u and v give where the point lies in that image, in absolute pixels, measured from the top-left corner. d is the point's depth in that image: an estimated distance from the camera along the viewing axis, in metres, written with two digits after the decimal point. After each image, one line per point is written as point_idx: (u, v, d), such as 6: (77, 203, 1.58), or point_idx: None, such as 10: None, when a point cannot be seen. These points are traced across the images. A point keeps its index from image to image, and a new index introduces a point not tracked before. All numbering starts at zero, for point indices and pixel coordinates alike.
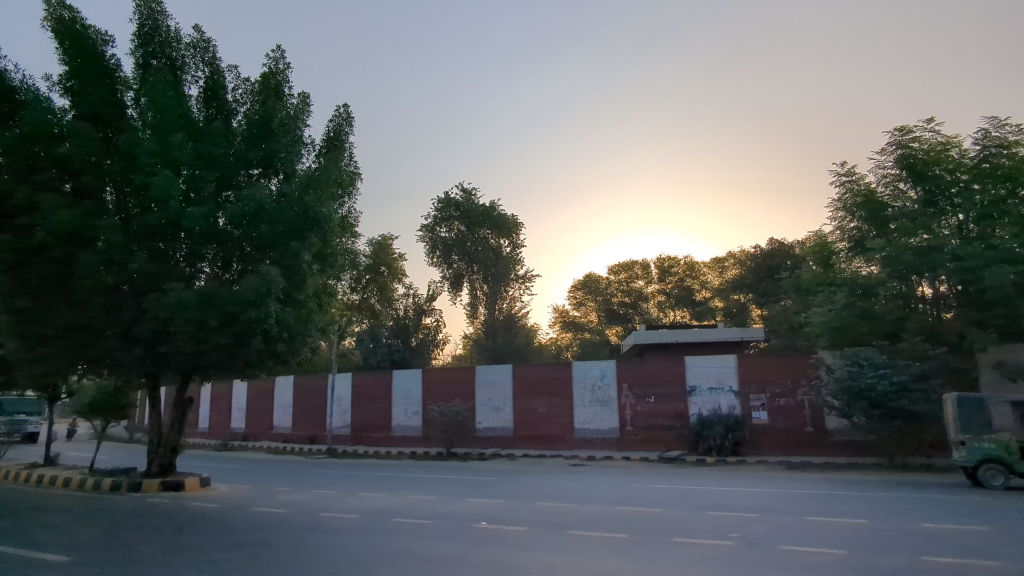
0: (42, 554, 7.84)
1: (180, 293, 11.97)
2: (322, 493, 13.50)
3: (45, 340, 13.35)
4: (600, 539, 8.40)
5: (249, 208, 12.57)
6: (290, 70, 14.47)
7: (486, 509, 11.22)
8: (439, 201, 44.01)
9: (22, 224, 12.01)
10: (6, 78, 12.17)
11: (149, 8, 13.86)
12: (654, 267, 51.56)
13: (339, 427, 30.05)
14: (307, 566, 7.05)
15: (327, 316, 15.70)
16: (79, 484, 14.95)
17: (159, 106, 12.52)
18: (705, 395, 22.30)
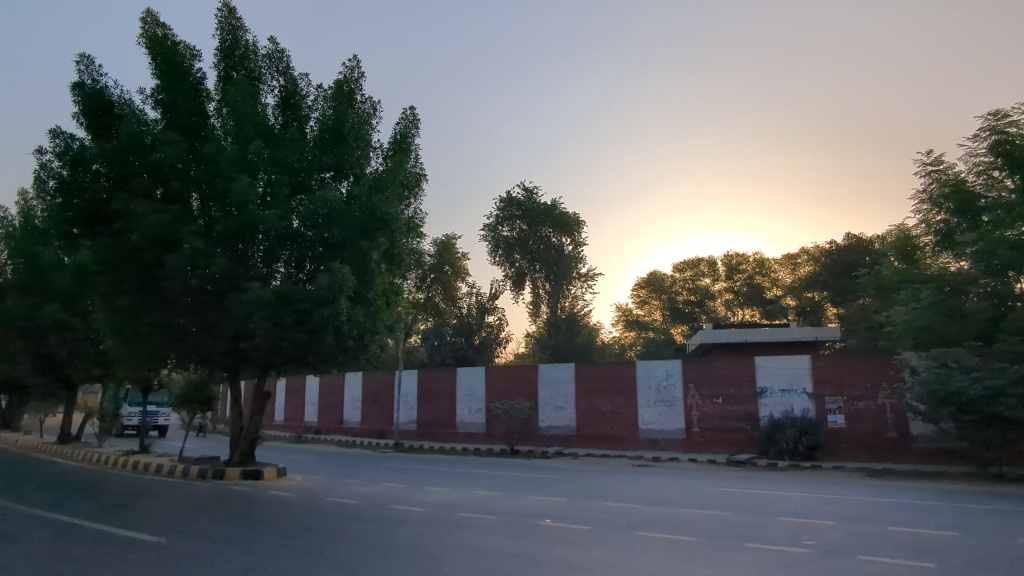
0: (140, 534, 8.46)
1: (258, 293, 12.67)
2: (391, 486, 13.93)
3: (140, 336, 14.43)
4: (667, 541, 8.26)
5: (321, 210, 13.10)
6: (362, 77, 15.00)
7: (550, 507, 11.28)
8: (501, 200, 44.13)
9: (120, 229, 13.02)
10: (106, 94, 13.18)
11: (231, 24, 14.69)
12: (721, 265, 50.10)
13: (406, 422, 30.82)
14: (378, 555, 7.30)
15: (394, 314, 16.15)
16: (170, 470, 16.02)
17: (239, 115, 13.23)
18: (777, 396, 21.47)
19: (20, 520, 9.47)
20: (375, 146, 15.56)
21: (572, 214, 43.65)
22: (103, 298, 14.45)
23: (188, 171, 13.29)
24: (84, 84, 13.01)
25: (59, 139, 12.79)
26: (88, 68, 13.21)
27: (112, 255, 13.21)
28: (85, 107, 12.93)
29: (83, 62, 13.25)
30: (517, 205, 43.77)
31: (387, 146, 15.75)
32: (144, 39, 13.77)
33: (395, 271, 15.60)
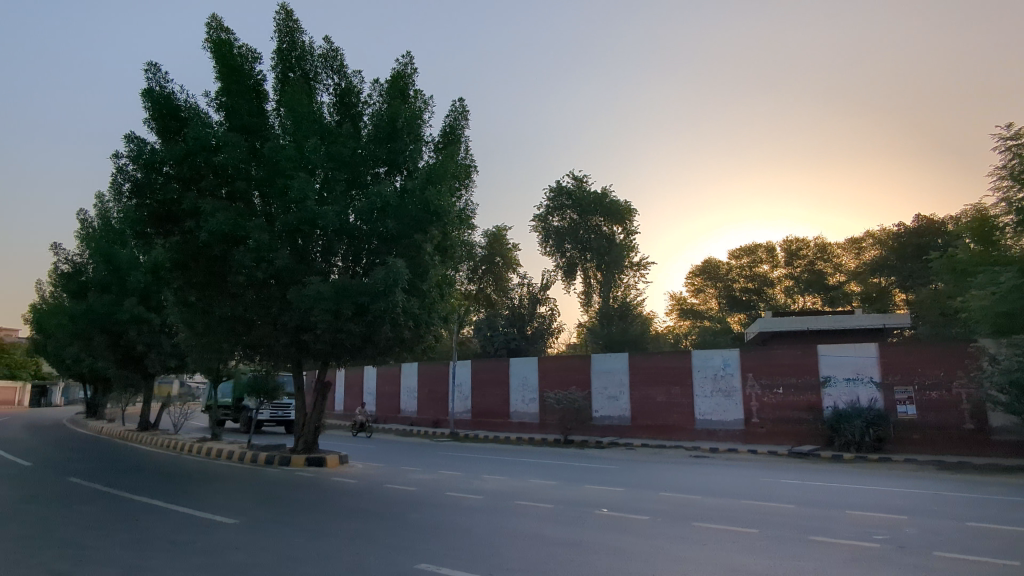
0: (216, 516, 8.97)
1: (319, 287, 13.10)
2: (449, 474, 14.19)
3: (212, 328, 15.31)
4: (727, 532, 8.09)
5: (376, 204, 13.40)
6: (415, 72, 15.19)
7: (607, 496, 11.25)
8: (551, 190, 43.81)
9: (189, 228, 13.71)
10: (173, 99, 13.83)
11: (289, 26, 15.12)
12: (780, 251, 48.26)
13: (461, 412, 31.28)
14: (440, 540, 7.49)
15: (449, 305, 16.36)
16: (240, 457, 16.82)
17: (296, 115, 13.63)
18: (842, 386, 20.69)
19: (107, 500, 10.17)
20: (427, 139, 15.76)
21: (624, 202, 43.04)
22: (177, 293, 15.33)
23: (250, 170, 13.81)
24: (154, 91, 13.68)
25: (132, 143, 13.50)
26: (157, 75, 13.88)
27: (183, 252, 13.96)
28: (155, 112, 13.61)
29: (152, 70, 13.93)
30: (567, 195, 43.36)
31: (438, 138, 15.92)
32: (208, 44, 14.36)
33: (447, 262, 15.80)
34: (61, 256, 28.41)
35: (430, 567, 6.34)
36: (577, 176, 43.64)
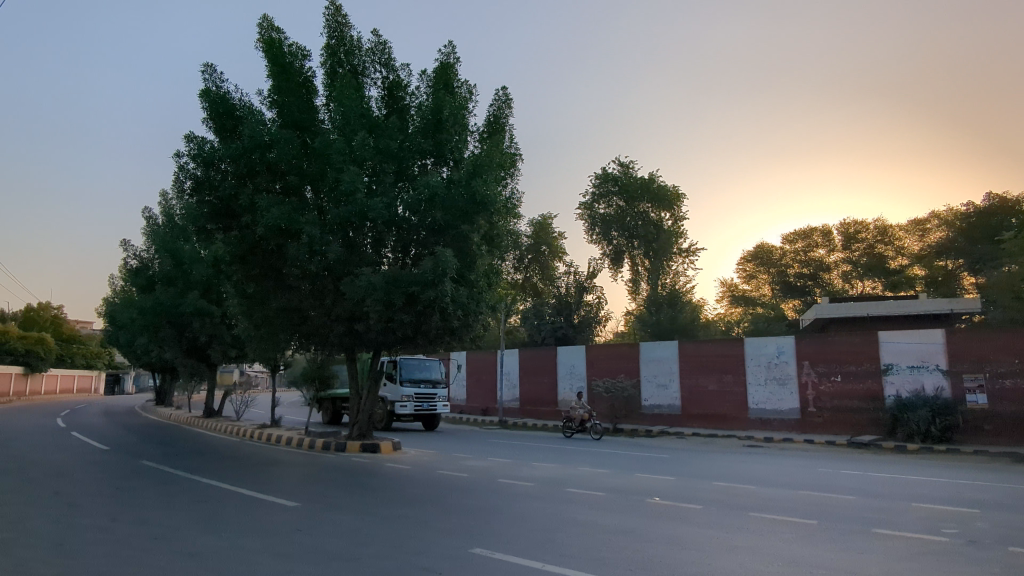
0: (278, 499, 9.38)
1: (370, 278, 13.37)
2: (500, 462, 14.34)
3: (270, 319, 15.91)
4: (784, 523, 7.92)
5: (424, 194, 13.57)
6: (459, 62, 15.27)
7: (659, 484, 11.17)
8: (596, 177, 43.28)
9: (246, 223, 14.21)
10: (228, 98, 14.32)
11: (337, 22, 15.41)
12: (837, 234, 46.33)
13: (509, 400, 31.51)
14: (492, 526, 7.62)
15: (496, 294, 16.46)
16: (299, 443, 17.44)
17: (346, 109, 13.90)
18: (905, 374, 19.81)
19: (178, 483, 10.74)
20: (471, 129, 15.84)
21: (671, 188, 42.19)
22: (237, 285, 15.97)
23: (302, 165, 14.17)
24: (211, 91, 14.20)
25: (192, 143, 14.06)
26: (213, 76, 14.39)
27: (241, 246, 14.50)
28: (213, 112, 14.13)
29: (208, 71, 14.46)
30: (613, 180, 42.73)
31: (483, 128, 15.98)
32: (260, 43, 14.80)
33: (494, 251, 15.88)
34: (130, 252, 29.93)
35: (483, 551, 6.47)
36: (623, 162, 42.97)
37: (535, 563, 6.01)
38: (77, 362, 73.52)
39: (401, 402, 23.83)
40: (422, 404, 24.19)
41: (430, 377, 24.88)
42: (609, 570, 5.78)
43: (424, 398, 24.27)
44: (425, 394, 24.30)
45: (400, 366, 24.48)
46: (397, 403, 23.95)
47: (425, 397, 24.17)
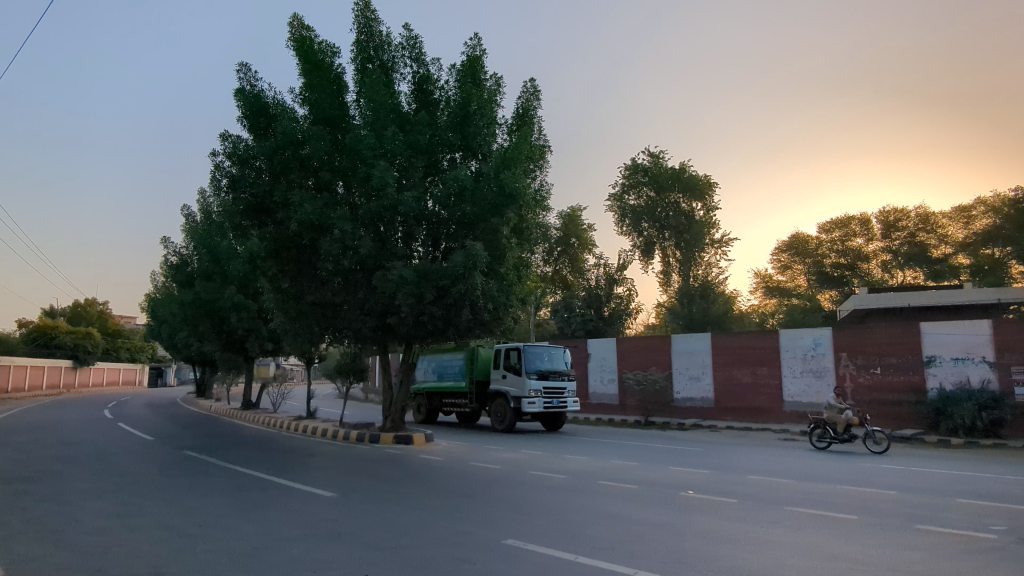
0: (316, 489, 9.60)
1: (401, 271, 13.48)
2: (531, 454, 14.38)
3: (305, 313, 16.23)
4: (822, 517, 7.78)
5: (453, 188, 13.62)
6: (486, 55, 15.27)
7: (692, 477, 11.08)
8: (626, 167, 42.74)
9: (280, 219, 14.49)
10: (262, 97, 14.59)
11: (367, 18, 15.52)
12: (876, 223, 44.90)
13: None
14: (524, 517, 7.67)
15: (526, 287, 16.48)
16: (333, 435, 17.77)
17: (376, 104, 14.01)
18: (949, 366, 19.18)
19: (219, 473, 11.08)
20: (500, 122, 15.84)
21: (703, 176, 41.43)
22: (273, 280, 16.31)
23: (334, 160, 14.36)
24: (245, 90, 14.50)
25: (228, 141, 14.39)
26: (247, 75, 14.68)
27: (276, 242, 14.79)
28: (247, 110, 14.41)
29: (243, 70, 14.75)
30: (643, 171, 42.18)
31: (511, 120, 15.96)
32: (292, 42, 15.04)
33: (524, 244, 15.87)
34: (170, 248, 30.80)
35: (516, 542, 6.52)
36: (653, 152, 42.35)
37: (568, 555, 6.03)
38: (122, 355, 76.23)
39: (528, 398, 19.40)
40: (551, 401, 19.91)
41: (557, 367, 20.38)
42: (642, 563, 5.78)
43: (553, 394, 19.85)
44: (554, 388, 19.88)
45: (524, 355, 19.96)
46: (523, 399, 19.50)
47: (554, 392, 19.75)
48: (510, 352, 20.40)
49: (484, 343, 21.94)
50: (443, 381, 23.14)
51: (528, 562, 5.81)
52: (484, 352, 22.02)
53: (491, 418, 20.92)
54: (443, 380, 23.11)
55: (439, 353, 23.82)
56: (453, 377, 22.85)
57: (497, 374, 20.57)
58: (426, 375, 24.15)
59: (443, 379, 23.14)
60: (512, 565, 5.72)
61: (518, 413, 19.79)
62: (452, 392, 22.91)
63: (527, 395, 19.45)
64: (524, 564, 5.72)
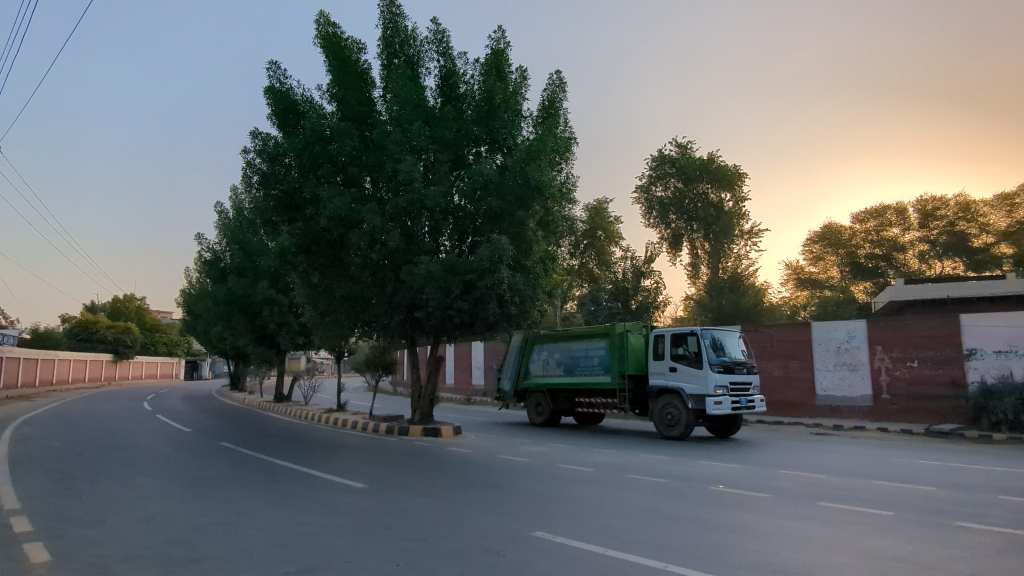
0: (347, 480, 9.78)
1: (428, 265, 13.57)
2: (559, 447, 14.40)
3: (334, 306, 16.47)
4: (858, 513, 7.64)
5: (479, 182, 13.65)
6: (510, 47, 15.24)
7: (723, 472, 10.97)
8: (653, 158, 42.20)
9: (310, 215, 14.70)
10: (291, 94, 14.81)
11: (392, 13, 15.60)
12: (913, 212, 43.47)
13: None
14: (553, 509, 7.71)
15: (553, 280, 16.44)
16: (364, 427, 18.04)
17: (402, 100, 14.11)
18: (990, 359, 18.59)
19: (254, 464, 11.36)
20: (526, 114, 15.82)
21: (732, 167, 40.70)
22: (303, 274, 16.58)
23: (361, 155, 14.48)
24: (275, 88, 14.72)
25: (258, 139, 14.65)
26: (276, 73, 14.91)
27: (306, 237, 15.02)
28: (277, 108, 14.64)
29: (272, 68, 14.97)
30: (670, 162, 41.55)
31: (536, 113, 15.91)
32: (320, 39, 15.21)
33: (550, 237, 15.84)
34: (204, 245, 31.47)
35: (546, 535, 6.56)
36: (680, 143, 41.71)
37: (598, 548, 6.02)
38: (160, 349, 78.52)
39: (713, 398, 15.48)
40: (738, 401, 15.93)
41: (739, 359, 16.43)
42: (673, 557, 5.74)
43: (738, 391, 15.95)
44: (738, 384, 15.99)
45: (702, 342, 15.99)
46: (708, 398, 15.56)
47: (739, 389, 15.93)
48: (681, 340, 16.49)
49: (635, 329, 18.03)
50: (578, 375, 19.29)
51: (559, 554, 5.82)
52: (635, 340, 18.03)
53: (654, 421, 16.93)
54: (580, 373, 19.26)
55: (567, 342, 19.92)
56: (593, 370, 18.98)
57: (664, 367, 16.63)
58: (551, 369, 20.32)
59: (578, 374, 19.33)
60: (542, 557, 5.74)
61: (698, 414, 15.85)
62: (592, 389, 19.05)
63: (712, 393, 15.55)
64: (555, 557, 5.74)
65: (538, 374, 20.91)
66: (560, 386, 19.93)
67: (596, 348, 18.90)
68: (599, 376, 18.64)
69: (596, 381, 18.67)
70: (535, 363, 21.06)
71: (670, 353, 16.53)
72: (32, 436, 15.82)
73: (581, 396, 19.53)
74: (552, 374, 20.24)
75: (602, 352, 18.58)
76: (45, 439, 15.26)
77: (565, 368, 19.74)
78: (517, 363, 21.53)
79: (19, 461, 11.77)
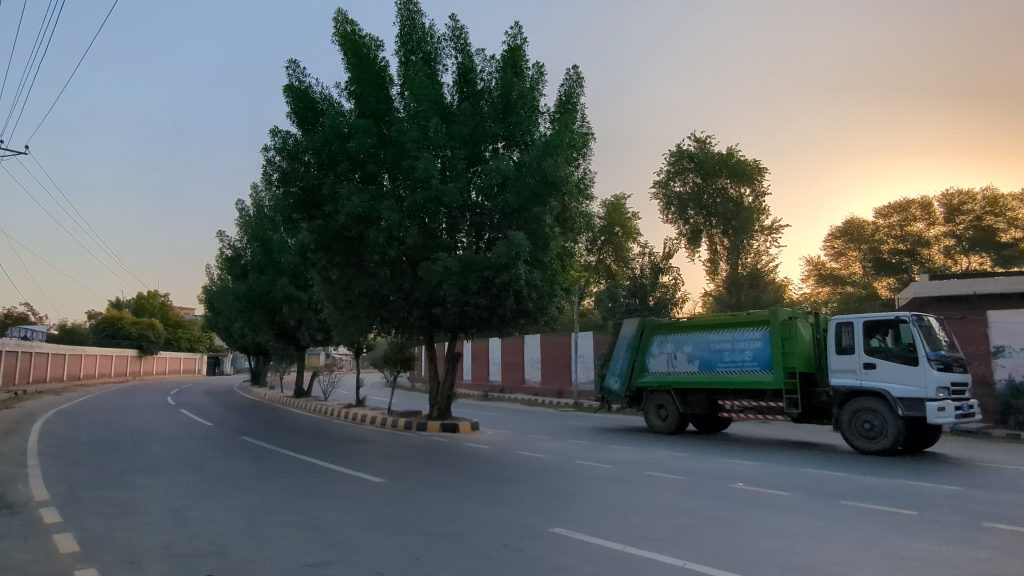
0: (367, 475, 9.88)
1: (446, 262, 13.60)
2: (577, 443, 14.40)
3: (353, 302, 16.60)
4: (880, 512, 7.55)
5: (496, 178, 13.65)
6: (527, 43, 15.20)
7: (743, 469, 10.89)
8: (671, 153, 41.81)
9: (329, 212, 14.81)
10: (309, 92, 14.94)
11: (410, 10, 15.64)
12: (938, 206, 42.79)
13: (584, 382, 31.66)
14: (570, 505, 7.72)
15: (571, 276, 16.39)
16: (382, 422, 18.17)
17: (419, 96, 14.15)
18: (1018, 357, 18.18)
19: (275, 459, 11.52)
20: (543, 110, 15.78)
21: (752, 161, 40.22)
22: (322, 271, 16.73)
23: (379, 152, 14.55)
24: (294, 86, 14.86)
25: (278, 137, 14.80)
26: (295, 71, 15.04)
27: (325, 234, 15.15)
28: (296, 105, 14.78)
29: (291, 67, 15.10)
30: (689, 157, 41.18)
31: (554, 109, 15.87)
32: (338, 37, 15.33)
33: (567, 233, 15.79)
34: (225, 242, 31.90)
35: (563, 531, 6.58)
36: (699, 138, 41.30)
37: (615, 544, 6.03)
38: (183, 344, 79.91)
39: (935, 403, 11.99)
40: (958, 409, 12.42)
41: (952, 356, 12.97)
42: (691, 555, 5.72)
43: (958, 397, 12.45)
44: (958, 388, 12.49)
45: (913, 334, 12.57)
46: (929, 403, 12.06)
47: (959, 394, 12.41)
48: (879, 329, 13.11)
49: (804, 317, 14.82)
50: (721, 372, 15.97)
51: (576, 550, 5.83)
52: (804, 330, 14.80)
53: (842, 431, 13.36)
54: (726, 369, 15.94)
55: (703, 331, 16.59)
56: (741, 366, 15.68)
57: (855, 364, 13.20)
58: (678, 364, 16.99)
59: (721, 371, 15.99)
60: (558, 553, 5.76)
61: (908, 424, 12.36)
62: (740, 389, 15.73)
63: (934, 397, 12.04)
64: (571, 553, 5.75)
65: (658, 369, 17.52)
66: (695, 384, 16.55)
67: (748, 338, 15.60)
68: (754, 373, 15.36)
69: (750, 378, 15.36)
70: (655, 357, 17.66)
71: (864, 347, 13.14)
72: (60, 429, 16.21)
73: (724, 398, 16.12)
74: (683, 370, 16.87)
75: (761, 343, 15.27)
76: (72, 433, 15.62)
77: (701, 363, 16.45)
78: (630, 357, 18.09)
79: (48, 454, 12.07)
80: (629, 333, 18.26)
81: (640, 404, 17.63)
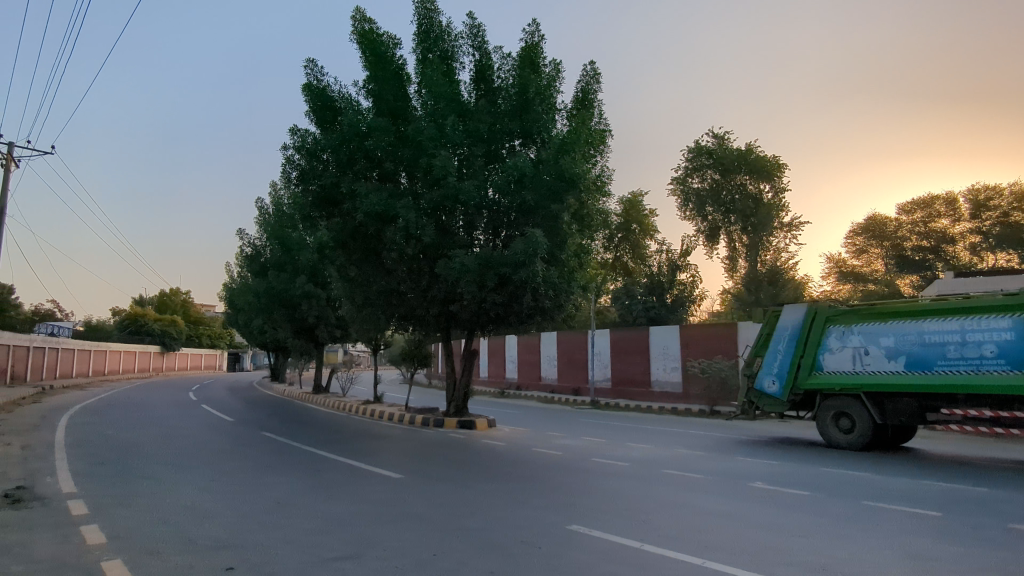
0: (384, 470, 9.95)
1: (463, 259, 13.60)
2: (594, 441, 14.37)
3: (371, 300, 16.72)
4: (904, 513, 7.40)
5: (513, 175, 13.62)
6: (544, 40, 15.17)
7: (762, 469, 10.75)
8: (689, 149, 41.47)
9: (347, 210, 14.91)
10: (328, 91, 15.05)
11: (427, 8, 15.68)
12: (964, 202, 41.59)
13: (601, 380, 31.55)
14: (586, 503, 7.69)
15: (588, 273, 16.35)
16: (400, 419, 18.30)
17: (436, 94, 14.18)
18: None
19: (294, 454, 11.66)
20: (560, 107, 15.75)
21: (772, 157, 39.76)
22: (341, 268, 16.87)
23: (396, 150, 14.59)
24: (312, 85, 14.99)
25: (297, 135, 14.93)
26: (314, 70, 15.17)
27: (343, 232, 15.27)
28: (314, 105, 14.90)
29: (309, 66, 15.23)
30: (707, 153, 40.82)
31: (570, 105, 15.82)
32: (356, 36, 15.42)
33: (584, 230, 15.75)
34: (245, 240, 32.29)
35: (580, 528, 6.56)
36: (718, 134, 40.91)
37: (634, 542, 6.00)
38: (205, 341, 81.14)
39: None
40: None
41: None
42: (710, 553, 5.68)
43: None
44: None
45: None
46: None
47: None
48: None
49: None
50: (947, 372, 12.43)
51: (594, 548, 5.81)
52: None
53: None
54: (950, 368, 12.40)
55: (915, 320, 13.07)
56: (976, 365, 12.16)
57: None
58: (872, 362, 13.48)
59: (945, 370, 12.46)
60: (577, 550, 5.75)
61: None
62: (974, 395, 12.20)
63: None
64: (589, 550, 5.73)
65: (838, 368, 14.01)
66: (903, 388, 12.95)
67: (986, 328, 12.09)
68: (998, 373, 11.87)
69: (993, 381, 11.87)
70: (832, 353, 14.14)
71: None
72: (86, 423, 16.55)
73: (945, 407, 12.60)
74: (878, 370, 13.35)
75: (1010, 335, 11.74)
76: (98, 427, 15.94)
77: (909, 359, 12.93)
78: (796, 353, 14.66)
79: (75, 447, 12.34)
80: (797, 323, 14.83)
81: (817, 411, 14.00)
